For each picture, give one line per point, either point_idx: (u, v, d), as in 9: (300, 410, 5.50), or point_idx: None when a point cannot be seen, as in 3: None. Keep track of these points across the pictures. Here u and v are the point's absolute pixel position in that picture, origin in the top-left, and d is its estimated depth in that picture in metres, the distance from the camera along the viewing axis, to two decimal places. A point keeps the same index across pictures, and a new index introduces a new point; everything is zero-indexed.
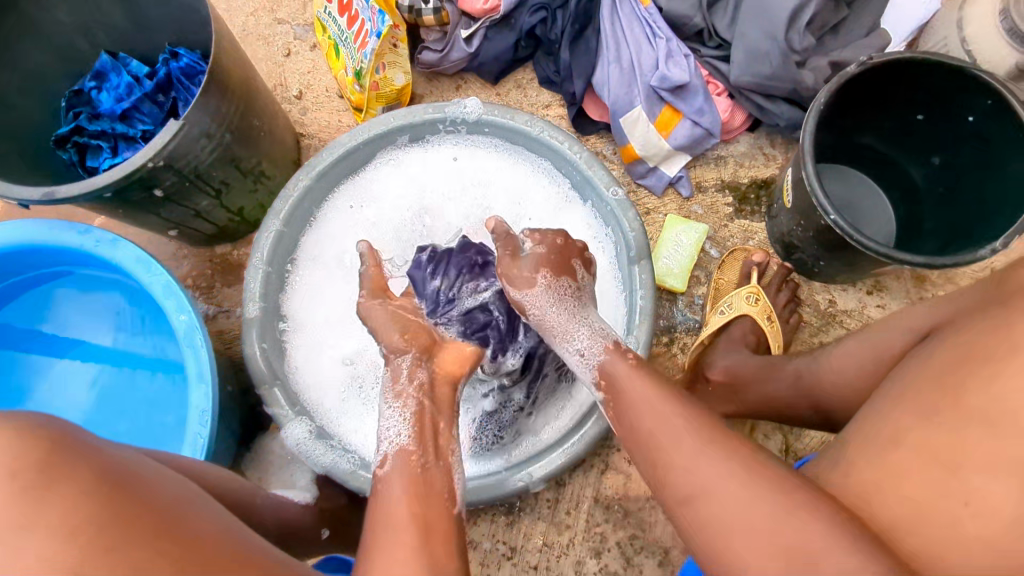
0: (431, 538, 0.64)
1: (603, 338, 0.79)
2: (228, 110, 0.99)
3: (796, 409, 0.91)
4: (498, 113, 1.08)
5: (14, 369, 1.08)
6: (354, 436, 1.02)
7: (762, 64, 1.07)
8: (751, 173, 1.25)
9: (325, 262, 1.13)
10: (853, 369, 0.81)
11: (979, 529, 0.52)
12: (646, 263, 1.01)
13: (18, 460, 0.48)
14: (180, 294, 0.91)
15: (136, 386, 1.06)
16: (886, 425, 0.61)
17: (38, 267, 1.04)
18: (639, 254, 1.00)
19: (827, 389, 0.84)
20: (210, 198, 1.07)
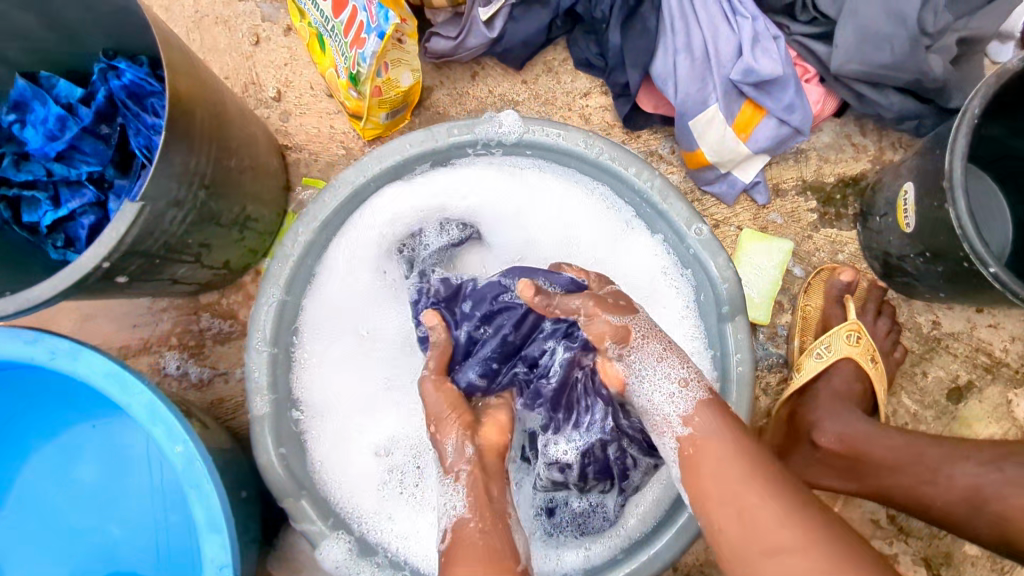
0: None
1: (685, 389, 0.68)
2: (199, 162, 0.75)
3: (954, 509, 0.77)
4: (543, 131, 0.85)
5: None
6: (400, 546, 0.85)
7: (878, 50, 0.84)
8: (837, 170, 1.04)
9: (333, 328, 0.90)
10: None
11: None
12: (742, 319, 0.82)
13: None
14: (171, 420, 0.71)
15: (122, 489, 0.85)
16: None
17: None
18: (734, 310, 0.82)
19: None
20: (189, 264, 0.85)
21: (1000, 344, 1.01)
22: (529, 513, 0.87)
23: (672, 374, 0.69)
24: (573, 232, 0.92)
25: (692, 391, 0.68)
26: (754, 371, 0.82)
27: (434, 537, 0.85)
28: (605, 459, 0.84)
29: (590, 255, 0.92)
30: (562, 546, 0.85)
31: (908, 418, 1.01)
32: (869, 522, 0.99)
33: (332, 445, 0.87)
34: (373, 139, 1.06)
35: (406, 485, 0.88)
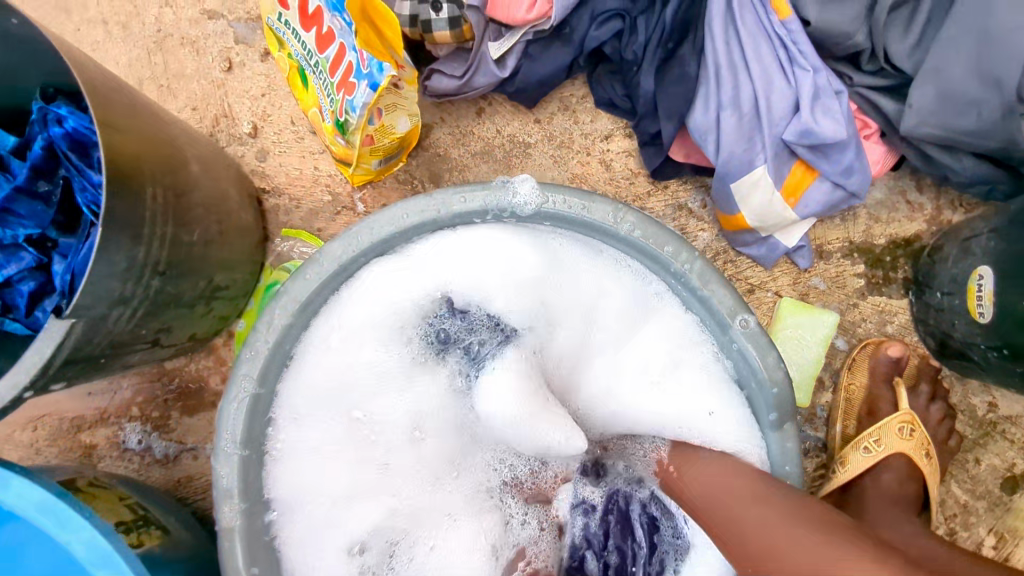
0: None
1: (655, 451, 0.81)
2: (151, 247, 0.61)
3: None
4: (565, 201, 0.72)
5: None
6: None
7: (960, 114, 0.71)
8: (888, 231, 0.92)
9: (309, 412, 0.75)
10: None
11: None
12: (791, 428, 0.71)
13: None
14: (118, 561, 0.59)
15: None
16: None
17: None
18: (783, 416, 0.71)
19: None
20: (144, 350, 0.72)
21: None
22: None
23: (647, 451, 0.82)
24: (595, 309, 0.78)
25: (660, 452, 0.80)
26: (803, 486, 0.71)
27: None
28: (626, 513, 0.84)
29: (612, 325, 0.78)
30: None
31: (957, 509, 0.90)
32: None
33: (307, 547, 0.73)
34: (363, 185, 0.93)
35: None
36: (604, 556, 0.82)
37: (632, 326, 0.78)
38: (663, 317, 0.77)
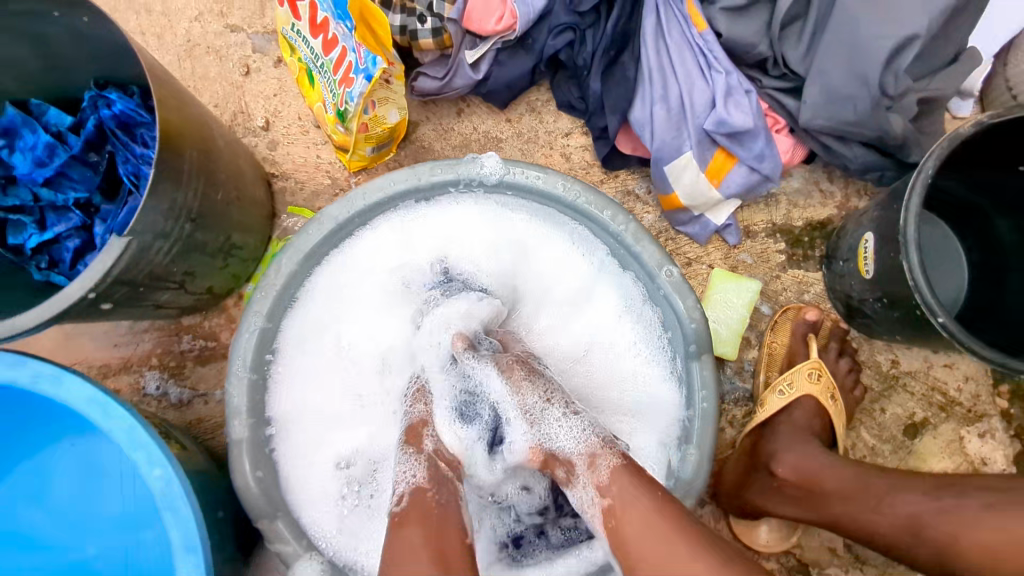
0: None
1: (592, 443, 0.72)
2: (187, 197, 0.77)
3: (894, 536, 0.81)
4: (523, 174, 0.88)
5: None
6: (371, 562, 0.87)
7: (843, 107, 0.88)
8: (805, 215, 1.09)
9: (315, 348, 0.91)
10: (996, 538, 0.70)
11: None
12: (708, 358, 0.86)
13: None
14: (152, 445, 0.74)
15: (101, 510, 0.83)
16: None
17: None
18: (700, 348, 0.86)
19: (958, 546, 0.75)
20: (172, 290, 0.87)
21: (955, 384, 1.06)
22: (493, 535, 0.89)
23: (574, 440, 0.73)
24: (551, 276, 0.95)
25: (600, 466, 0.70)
26: (718, 408, 0.85)
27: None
28: None
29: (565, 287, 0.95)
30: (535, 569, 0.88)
31: (865, 452, 1.05)
32: (826, 550, 1.04)
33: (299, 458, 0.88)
34: (359, 171, 1.09)
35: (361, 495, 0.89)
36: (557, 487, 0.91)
37: (582, 292, 0.94)
38: (605, 284, 0.93)
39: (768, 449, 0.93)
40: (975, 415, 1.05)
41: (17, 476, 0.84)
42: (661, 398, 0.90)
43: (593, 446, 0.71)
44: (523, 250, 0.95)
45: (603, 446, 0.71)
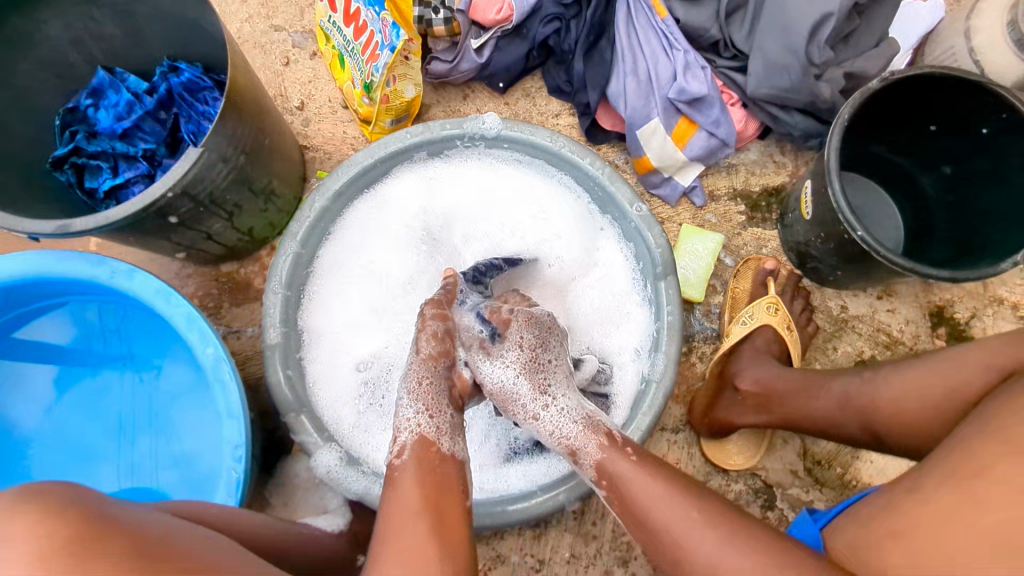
0: (445, 536, 0.67)
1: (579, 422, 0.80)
2: (243, 133, 0.95)
3: (836, 424, 0.88)
4: (518, 128, 1.04)
5: (25, 397, 0.98)
6: (381, 456, 1.01)
7: (780, 77, 1.07)
8: (762, 182, 1.25)
9: (341, 274, 1.07)
10: (920, 404, 0.77)
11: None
12: (673, 279, 0.99)
13: (57, 536, 0.50)
14: (204, 326, 0.88)
15: (158, 409, 0.98)
16: (972, 457, 0.61)
17: (45, 295, 0.95)
18: (666, 270, 0.99)
19: (882, 413, 0.81)
20: (223, 220, 1.04)
21: (897, 326, 1.20)
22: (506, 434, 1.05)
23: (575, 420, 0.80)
24: (544, 219, 1.11)
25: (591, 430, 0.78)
26: (682, 322, 0.98)
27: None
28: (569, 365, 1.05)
29: (555, 230, 1.10)
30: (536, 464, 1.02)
31: None
32: (789, 473, 1.17)
33: (324, 363, 1.03)
34: None
35: (377, 398, 1.04)
36: None
37: (570, 233, 1.10)
38: (590, 226, 1.09)
39: (733, 368, 1.03)
40: (916, 352, 1.18)
41: (85, 381, 0.99)
42: (635, 320, 1.05)
43: (583, 436, 0.78)
44: (520, 198, 1.11)
45: (591, 437, 0.77)
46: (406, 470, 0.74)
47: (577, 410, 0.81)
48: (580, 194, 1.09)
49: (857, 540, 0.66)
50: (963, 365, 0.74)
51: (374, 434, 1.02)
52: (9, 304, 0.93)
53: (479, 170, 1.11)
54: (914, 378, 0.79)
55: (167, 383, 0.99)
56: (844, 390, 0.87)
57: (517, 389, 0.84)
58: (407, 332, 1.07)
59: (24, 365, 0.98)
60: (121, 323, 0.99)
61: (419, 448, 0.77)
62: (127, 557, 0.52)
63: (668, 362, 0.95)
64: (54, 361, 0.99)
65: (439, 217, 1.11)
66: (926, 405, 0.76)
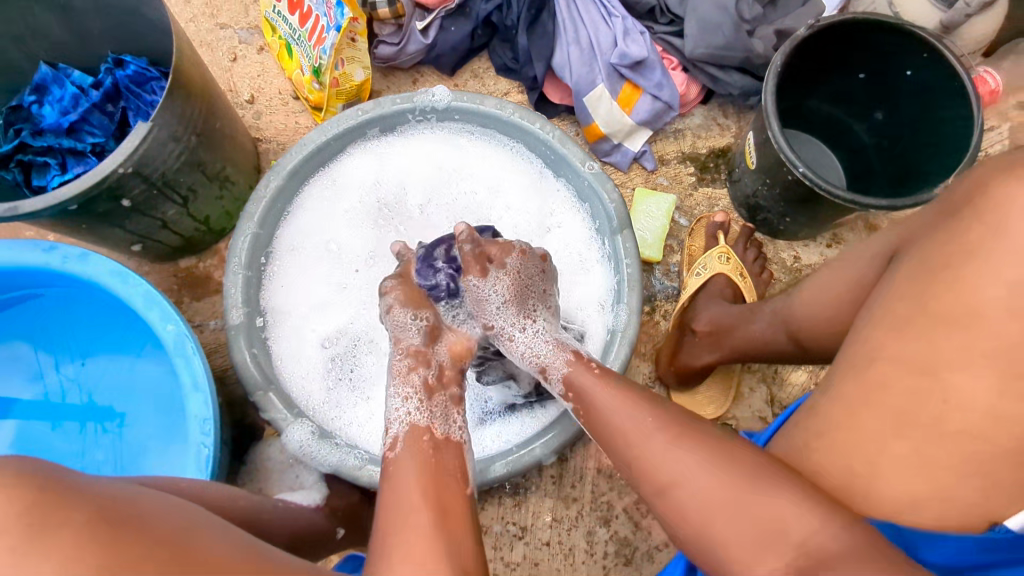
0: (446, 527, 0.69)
1: (563, 350, 0.82)
2: (193, 113, 0.95)
3: (777, 344, 0.91)
4: (466, 98, 1.06)
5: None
6: (353, 428, 1.00)
7: (714, 35, 1.12)
8: (708, 144, 1.29)
9: (301, 253, 1.07)
10: (819, 294, 0.79)
11: (962, 420, 0.56)
12: (630, 232, 1.01)
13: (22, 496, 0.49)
14: (165, 304, 0.87)
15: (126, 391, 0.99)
16: (864, 342, 0.62)
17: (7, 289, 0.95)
18: (622, 224, 1.00)
19: (800, 322, 0.84)
20: (177, 206, 1.03)
21: None
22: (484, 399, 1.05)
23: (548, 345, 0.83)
24: (500, 188, 1.13)
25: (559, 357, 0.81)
26: (641, 274, 0.99)
27: (372, 419, 1.02)
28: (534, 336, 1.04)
29: (511, 197, 1.13)
30: (510, 426, 1.03)
31: None
32: (758, 420, 1.19)
33: (289, 341, 1.03)
34: None
35: (345, 372, 1.04)
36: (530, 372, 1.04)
37: (525, 198, 1.12)
38: (544, 190, 1.11)
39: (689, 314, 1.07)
40: None
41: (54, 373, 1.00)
42: (598, 276, 1.07)
43: (553, 354, 0.81)
44: (475, 168, 1.13)
45: (560, 355, 0.81)
46: (404, 462, 0.77)
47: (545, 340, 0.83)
48: (533, 160, 1.11)
49: (787, 434, 0.68)
50: (857, 262, 0.75)
51: (345, 407, 1.02)
52: None
53: (433, 144, 1.13)
54: (813, 287, 0.81)
55: (132, 433, 0.97)
56: (773, 308, 0.91)
57: (496, 316, 0.85)
58: (372, 303, 1.08)
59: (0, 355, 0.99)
60: (87, 314, 0.99)
61: (412, 436, 0.80)
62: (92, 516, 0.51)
63: (631, 313, 0.96)
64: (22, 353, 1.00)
65: (396, 191, 1.12)
66: (830, 307, 0.78)
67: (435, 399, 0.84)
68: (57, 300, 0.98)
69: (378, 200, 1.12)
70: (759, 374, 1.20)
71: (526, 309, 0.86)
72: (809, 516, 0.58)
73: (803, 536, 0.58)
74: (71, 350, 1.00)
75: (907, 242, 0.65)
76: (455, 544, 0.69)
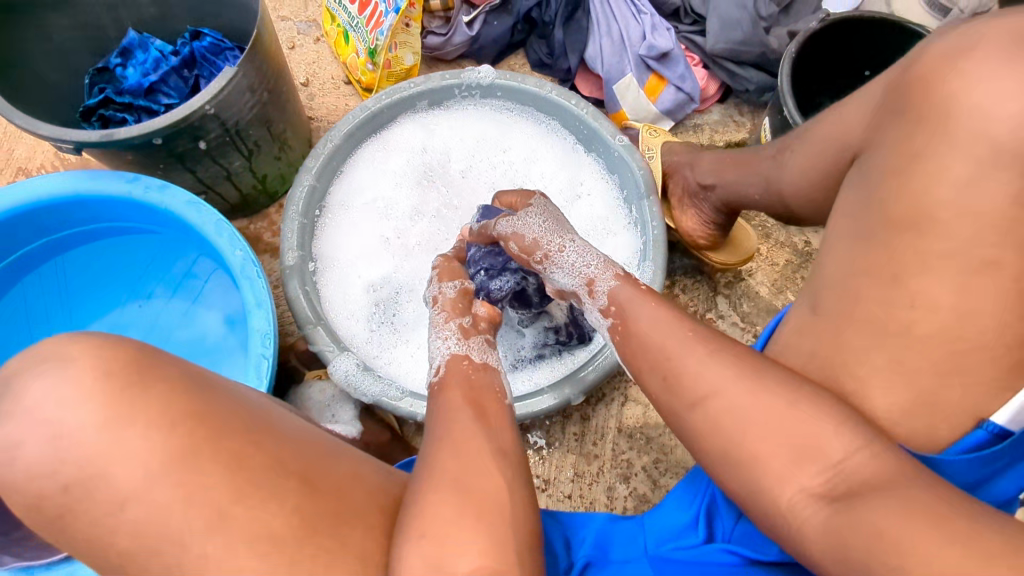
0: (484, 415, 0.69)
1: (611, 271, 0.84)
2: (269, 70, 1.06)
3: None
4: (509, 77, 1.17)
5: (64, 309, 1.08)
6: (393, 366, 1.06)
7: (734, 31, 1.25)
8: (726, 138, 1.35)
9: (351, 210, 1.17)
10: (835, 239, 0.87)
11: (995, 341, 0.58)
12: (656, 198, 1.09)
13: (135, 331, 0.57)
14: (233, 230, 0.95)
15: (185, 320, 1.08)
16: None
17: (87, 222, 1.05)
18: (649, 190, 1.09)
19: None
20: (242, 158, 1.13)
21: None
22: (518, 344, 1.15)
23: (585, 271, 0.86)
24: (535, 160, 1.23)
25: (603, 284, 0.83)
26: (666, 234, 1.07)
27: (411, 359, 1.08)
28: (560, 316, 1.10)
29: (544, 169, 1.22)
30: (540, 368, 1.12)
31: None
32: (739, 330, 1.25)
33: (337, 286, 1.11)
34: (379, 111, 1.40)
35: (387, 316, 1.11)
36: (557, 334, 1.12)
37: (557, 170, 1.22)
38: (576, 163, 1.21)
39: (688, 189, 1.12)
40: None
41: (121, 301, 1.10)
42: (626, 238, 1.15)
43: (602, 268, 0.85)
44: (513, 143, 1.23)
45: (609, 269, 0.84)
46: (450, 385, 0.74)
47: (593, 253, 0.87)
48: (567, 136, 1.21)
49: None
50: None
51: (386, 347, 1.09)
52: (54, 224, 1.03)
53: (475, 119, 1.23)
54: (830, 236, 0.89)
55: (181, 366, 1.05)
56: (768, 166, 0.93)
57: (539, 237, 0.93)
58: (414, 256, 1.17)
59: (73, 282, 1.09)
60: (156, 250, 1.09)
61: (454, 363, 0.78)
62: (177, 379, 0.57)
63: (657, 267, 1.03)
64: (92, 282, 1.10)
65: (439, 159, 1.22)
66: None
67: (471, 338, 0.84)
68: (147, 239, 1.08)
69: (422, 166, 1.21)
70: (753, 289, 1.27)
71: (563, 229, 0.93)
72: (849, 435, 0.58)
73: (842, 456, 0.57)
74: (140, 291, 1.10)
75: (868, 131, 0.70)
76: (499, 438, 0.66)
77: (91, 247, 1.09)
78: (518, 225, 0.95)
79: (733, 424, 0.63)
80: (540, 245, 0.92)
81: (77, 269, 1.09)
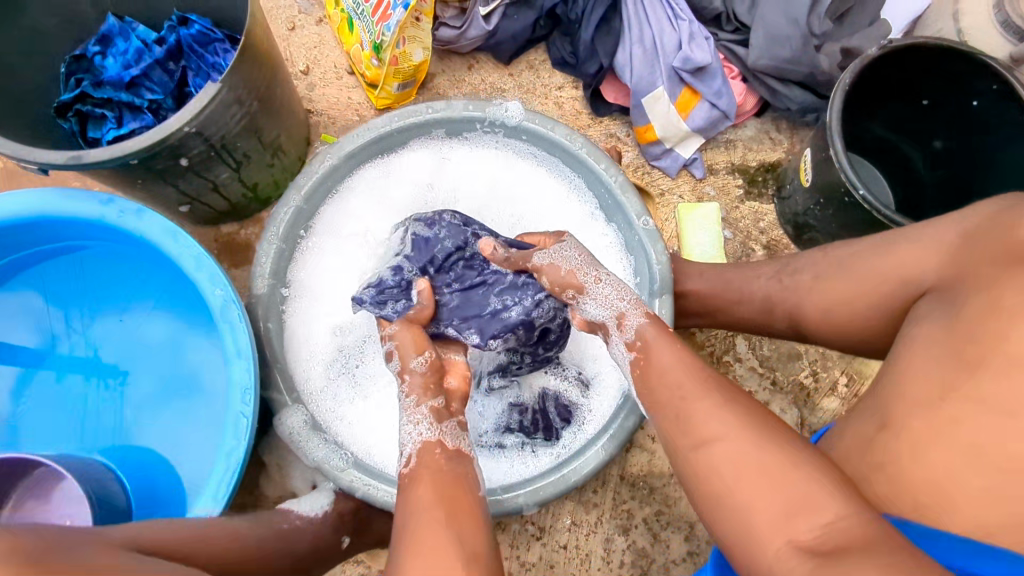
0: (458, 526, 0.61)
1: (638, 309, 0.76)
2: (258, 78, 0.94)
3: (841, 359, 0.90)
4: (539, 121, 1.03)
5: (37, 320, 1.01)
6: (348, 425, 1.00)
7: (782, 47, 1.12)
8: (759, 157, 1.25)
9: (338, 235, 1.08)
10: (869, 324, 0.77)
11: None
12: (669, 297, 0.95)
13: None
14: (216, 268, 0.87)
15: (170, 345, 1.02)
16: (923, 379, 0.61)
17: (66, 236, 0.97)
18: (664, 289, 0.96)
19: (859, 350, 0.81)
20: (229, 170, 1.03)
21: None
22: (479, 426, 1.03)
23: (614, 305, 0.78)
24: (545, 219, 1.12)
25: (630, 320, 0.75)
26: None
27: (367, 420, 1.01)
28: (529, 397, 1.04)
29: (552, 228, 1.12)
30: (507, 456, 1.00)
31: (817, 356, 1.18)
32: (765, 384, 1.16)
33: (303, 319, 1.04)
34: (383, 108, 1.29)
35: (350, 366, 1.04)
36: (523, 420, 1.02)
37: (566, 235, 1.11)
38: (590, 230, 1.09)
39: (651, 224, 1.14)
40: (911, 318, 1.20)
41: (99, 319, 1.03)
42: None
43: (628, 299, 0.77)
44: (529, 195, 1.13)
45: (635, 304, 0.77)
46: (422, 487, 0.67)
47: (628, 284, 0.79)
48: (589, 201, 1.09)
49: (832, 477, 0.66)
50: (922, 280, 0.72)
51: (342, 400, 1.02)
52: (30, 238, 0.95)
53: (492, 159, 1.12)
54: (839, 318, 0.80)
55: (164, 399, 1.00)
56: (766, 287, 0.91)
57: (575, 271, 0.82)
58: None
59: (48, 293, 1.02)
60: (141, 267, 1.02)
61: (428, 464, 0.70)
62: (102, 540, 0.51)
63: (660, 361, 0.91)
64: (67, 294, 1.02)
65: (445, 203, 1.13)
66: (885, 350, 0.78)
67: (445, 424, 0.76)
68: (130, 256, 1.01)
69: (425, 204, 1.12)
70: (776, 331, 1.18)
71: (599, 266, 0.82)
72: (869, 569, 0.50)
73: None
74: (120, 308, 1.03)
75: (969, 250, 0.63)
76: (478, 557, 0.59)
77: (68, 259, 1.01)
78: (551, 254, 0.84)
79: (744, 514, 0.55)
80: (570, 283, 0.82)
81: (52, 280, 1.01)
